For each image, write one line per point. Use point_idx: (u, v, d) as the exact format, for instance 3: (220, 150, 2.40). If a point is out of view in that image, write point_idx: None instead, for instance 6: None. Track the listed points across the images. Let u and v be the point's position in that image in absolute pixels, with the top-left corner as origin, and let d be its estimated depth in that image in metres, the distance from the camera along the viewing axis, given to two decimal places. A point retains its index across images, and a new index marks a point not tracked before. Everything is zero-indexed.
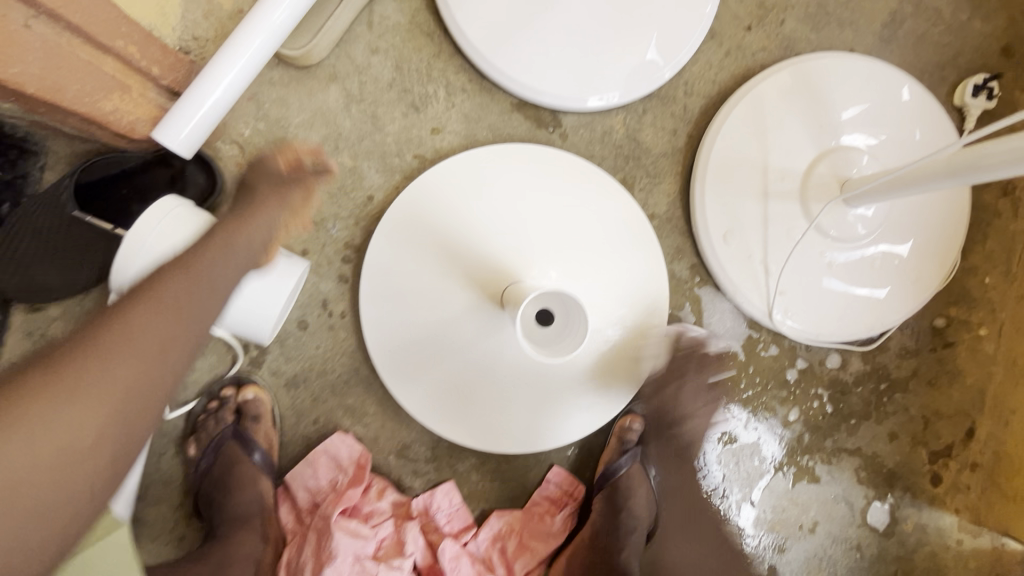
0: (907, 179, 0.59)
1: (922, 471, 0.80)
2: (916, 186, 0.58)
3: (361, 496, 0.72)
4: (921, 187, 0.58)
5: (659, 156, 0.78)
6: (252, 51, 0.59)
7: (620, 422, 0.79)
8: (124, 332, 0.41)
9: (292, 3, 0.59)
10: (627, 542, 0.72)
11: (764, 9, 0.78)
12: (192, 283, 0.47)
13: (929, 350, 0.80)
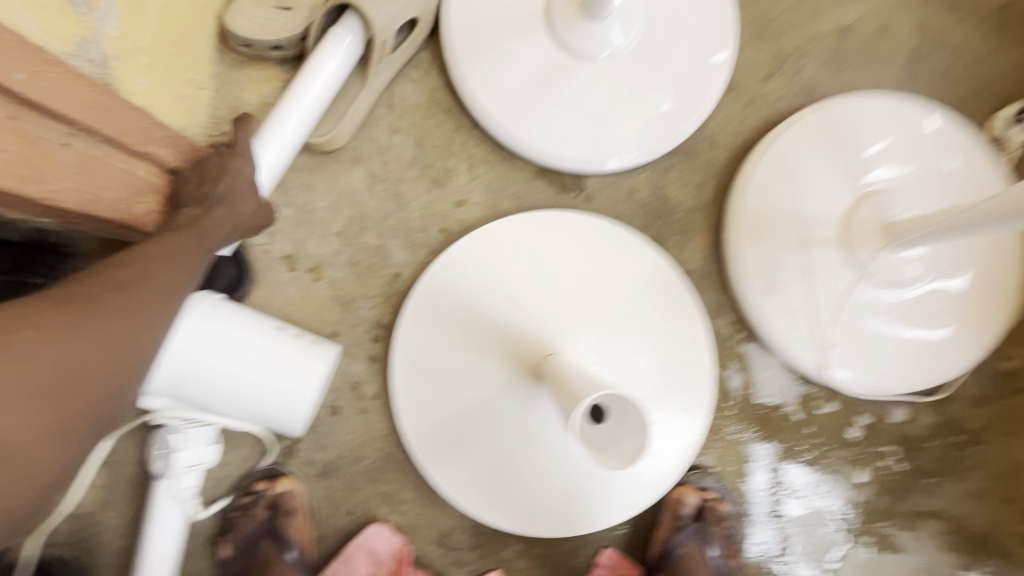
0: (952, 227, 0.55)
1: (1014, 532, 0.72)
2: (967, 234, 0.54)
3: None
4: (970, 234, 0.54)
5: (687, 211, 0.76)
6: (288, 138, 0.63)
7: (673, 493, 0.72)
8: (148, 273, 0.46)
9: (319, 90, 0.64)
10: None
11: (780, 58, 0.78)
12: (195, 242, 0.51)
13: (1003, 396, 0.74)
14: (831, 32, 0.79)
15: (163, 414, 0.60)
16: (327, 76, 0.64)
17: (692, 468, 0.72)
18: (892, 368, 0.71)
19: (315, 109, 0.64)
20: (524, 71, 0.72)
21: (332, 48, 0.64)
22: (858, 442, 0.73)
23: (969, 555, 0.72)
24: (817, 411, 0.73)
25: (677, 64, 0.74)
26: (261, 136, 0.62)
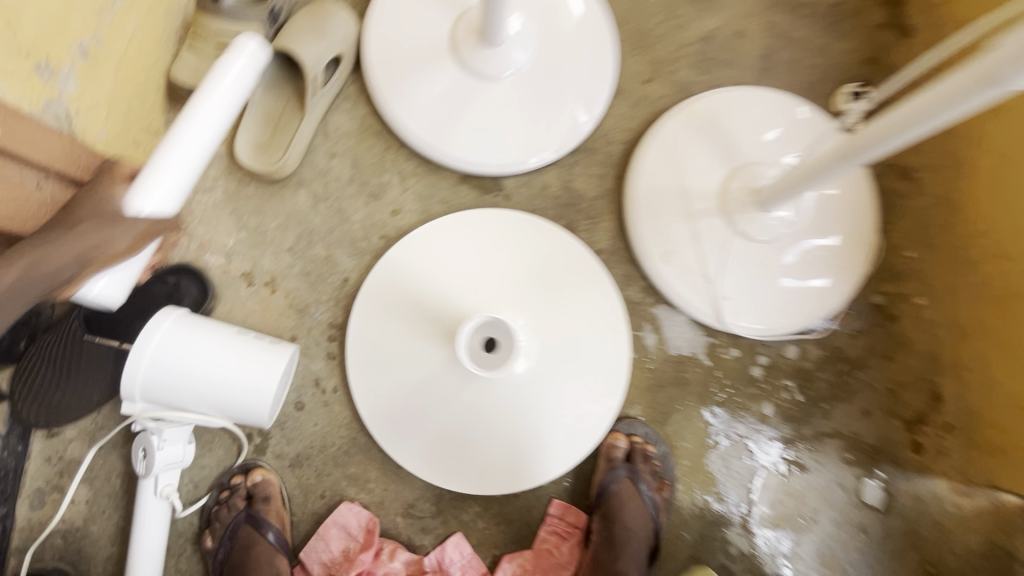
0: (822, 165, 0.64)
1: (902, 441, 0.84)
2: (823, 176, 0.65)
3: (374, 561, 0.75)
4: (840, 168, 0.62)
5: (594, 199, 0.88)
6: (170, 164, 0.56)
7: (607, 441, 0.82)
8: None
9: (225, 96, 0.57)
10: (625, 554, 0.74)
11: (657, 64, 0.92)
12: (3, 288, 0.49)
13: (877, 326, 0.86)
14: (697, 39, 0.93)
15: (141, 417, 0.68)
16: (229, 84, 0.57)
17: (622, 418, 0.83)
18: (779, 311, 0.83)
19: (213, 127, 0.57)
20: (438, 93, 0.84)
21: (238, 57, 0.57)
22: (761, 379, 0.84)
23: (867, 466, 0.84)
24: (723, 357, 0.84)
25: (569, 75, 0.87)
26: (147, 166, 0.55)
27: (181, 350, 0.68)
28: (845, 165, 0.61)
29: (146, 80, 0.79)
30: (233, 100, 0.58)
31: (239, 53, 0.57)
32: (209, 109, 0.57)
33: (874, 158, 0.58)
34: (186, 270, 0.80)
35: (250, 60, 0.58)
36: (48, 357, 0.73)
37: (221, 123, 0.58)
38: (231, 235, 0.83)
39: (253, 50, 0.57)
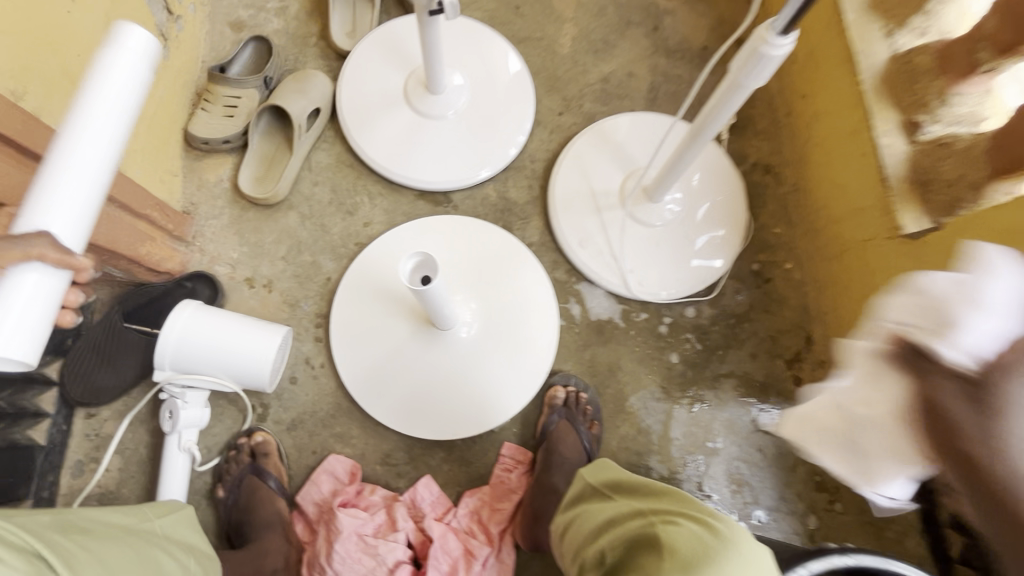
0: (676, 156, 0.91)
1: (785, 376, 1.04)
2: (683, 159, 0.90)
3: (358, 496, 0.92)
4: (687, 156, 0.89)
5: (525, 204, 1.12)
6: (75, 197, 0.54)
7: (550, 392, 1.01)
8: None
9: (130, 74, 0.55)
10: (557, 471, 0.92)
11: (567, 101, 1.19)
12: None
13: (756, 288, 1.08)
14: (598, 80, 1.20)
15: (168, 384, 0.87)
16: (114, 76, 0.54)
17: (560, 373, 1.02)
18: (675, 279, 1.05)
19: (89, 176, 0.54)
20: (396, 131, 1.09)
21: (116, 46, 0.54)
22: (666, 334, 1.05)
23: (759, 399, 1.03)
24: (635, 319, 1.06)
25: (498, 112, 1.12)
26: (37, 198, 0.53)
27: (201, 329, 0.88)
28: (694, 150, 0.87)
29: (169, 134, 1.03)
30: (133, 72, 0.55)
31: (125, 33, 0.54)
32: (94, 135, 0.54)
33: (712, 137, 0.84)
34: (200, 276, 1.00)
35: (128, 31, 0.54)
36: (90, 348, 0.91)
37: (117, 126, 0.55)
38: (236, 249, 1.05)
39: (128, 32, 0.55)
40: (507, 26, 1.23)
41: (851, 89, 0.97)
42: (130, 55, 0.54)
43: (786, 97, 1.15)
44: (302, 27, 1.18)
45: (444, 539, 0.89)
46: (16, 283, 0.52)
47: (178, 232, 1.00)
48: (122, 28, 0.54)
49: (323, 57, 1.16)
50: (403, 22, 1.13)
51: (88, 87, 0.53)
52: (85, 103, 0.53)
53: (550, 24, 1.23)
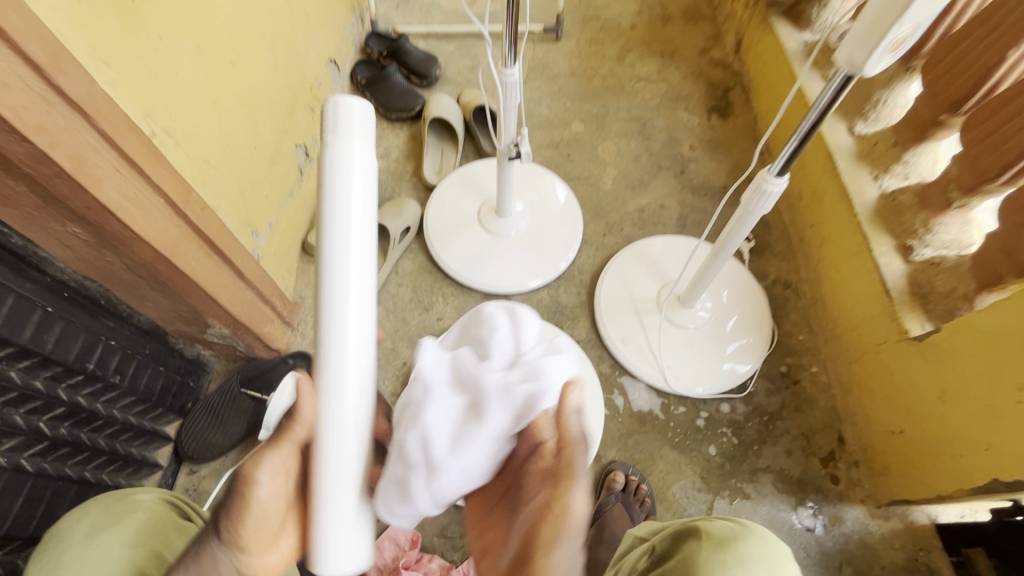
0: (705, 268, 1.10)
1: (821, 474, 1.09)
2: (710, 272, 1.09)
3: (418, 562, 0.99)
4: (713, 269, 1.08)
5: (574, 306, 1.30)
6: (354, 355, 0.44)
7: (609, 476, 1.09)
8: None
9: (351, 172, 0.43)
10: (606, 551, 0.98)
11: (610, 225, 1.43)
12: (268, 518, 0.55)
13: (785, 388, 1.19)
14: (634, 209, 1.46)
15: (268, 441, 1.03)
16: (344, 181, 0.43)
17: (619, 462, 1.11)
18: (708, 376, 1.17)
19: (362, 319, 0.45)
20: (470, 245, 1.33)
21: (336, 136, 0.43)
22: (704, 427, 1.15)
23: (798, 496, 1.08)
24: (674, 412, 1.16)
25: (553, 232, 1.37)
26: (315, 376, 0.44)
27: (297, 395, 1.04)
28: (718, 264, 1.06)
29: (293, 241, 1.30)
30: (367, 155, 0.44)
31: (348, 116, 0.43)
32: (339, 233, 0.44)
33: (731, 254, 1.03)
34: (301, 353, 1.18)
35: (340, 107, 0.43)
36: (207, 409, 1.08)
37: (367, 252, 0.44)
38: None
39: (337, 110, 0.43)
40: (559, 168, 1.53)
41: (850, 220, 1.17)
42: (358, 142, 0.43)
43: (797, 226, 1.36)
44: (400, 166, 1.51)
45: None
46: (322, 472, 0.44)
47: (289, 317, 1.22)
48: (340, 106, 0.43)
49: (414, 189, 1.47)
50: (480, 165, 1.45)
51: (325, 185, 0.43)
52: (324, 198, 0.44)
53: (594, 166, 1.53)
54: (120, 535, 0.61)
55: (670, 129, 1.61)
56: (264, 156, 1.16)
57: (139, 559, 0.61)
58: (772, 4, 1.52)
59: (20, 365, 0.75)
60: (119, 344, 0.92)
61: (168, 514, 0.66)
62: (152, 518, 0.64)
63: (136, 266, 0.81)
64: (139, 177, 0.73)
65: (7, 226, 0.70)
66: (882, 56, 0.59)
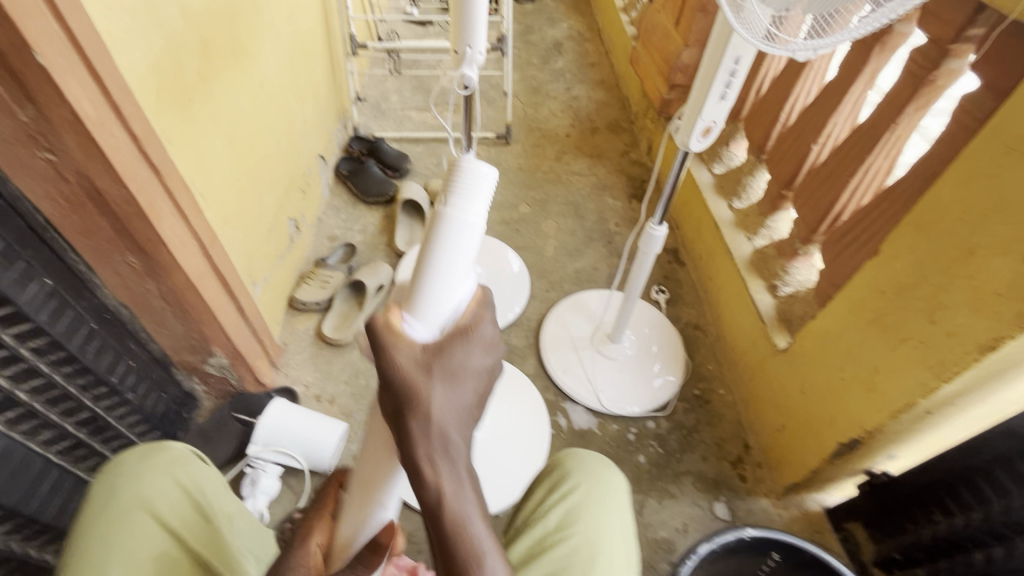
0: (623, 305, 1.38)
1: (733, 475, 1.30)
2: (628, 309, 1.37)
3: None
4: (629, 306, 1.36)
5: (523, 347, 1.54)
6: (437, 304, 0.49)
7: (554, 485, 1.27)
8: None
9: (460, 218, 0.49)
10: None
11: (552, 283, 1.73)
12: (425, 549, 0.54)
13: (699, 406, 1.43)
14: (572, 271, 1.77)
15: (257, 455, 1.19)
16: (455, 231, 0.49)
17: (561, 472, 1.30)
18: (635, 398, 1.41)
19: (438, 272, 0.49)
20: None
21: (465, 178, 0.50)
22: (634, 440, 1.36)
23: (714, 493, 1.27)
24: (608, 428, 1.38)
25: (505, 287, 1.65)
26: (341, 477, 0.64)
27: (283, 414, 1.21)
28: (631, 303, 1.35)
29: (282, 296, 1.52)
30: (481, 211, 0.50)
31: (470, 182, 0.50)
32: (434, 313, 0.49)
33: (640, 293, 1.32)
34: (285, 388, 1.35)
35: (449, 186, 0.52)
36: (200, 436, 1.23)
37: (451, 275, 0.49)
38: (311, 375, 1.44)
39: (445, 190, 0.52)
40: (510, 240, 1.85)
41: (733, 270, 1.50)
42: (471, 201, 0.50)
43: (701, 281, 1.69)
44: (376, 238, 1.80)
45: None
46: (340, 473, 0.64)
47: (276, 358, 1.40)
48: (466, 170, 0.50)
49: (387, 255, 1.75)
50: None
51: (441, 229, 0.49)
52: (438, 252, 0.49)
53: (538, 239, 1.86)
54: (159, 461, 0.76)
55: (599, 211, 1.98)
56: (266, 223, 1.42)
57: (185, 484, 0.76)
58: (669, 118, 2.00)
59: (64, 370, 0.92)
60: (136, 366, 1.09)
61: (192, 457, 0.80)
62: (179, 459, 0.78)
63: (168, 293, 1.02)
64: (186, 222, 0.98)
65: (78, 256, 0.93)
66: (698, 139, 0.94)
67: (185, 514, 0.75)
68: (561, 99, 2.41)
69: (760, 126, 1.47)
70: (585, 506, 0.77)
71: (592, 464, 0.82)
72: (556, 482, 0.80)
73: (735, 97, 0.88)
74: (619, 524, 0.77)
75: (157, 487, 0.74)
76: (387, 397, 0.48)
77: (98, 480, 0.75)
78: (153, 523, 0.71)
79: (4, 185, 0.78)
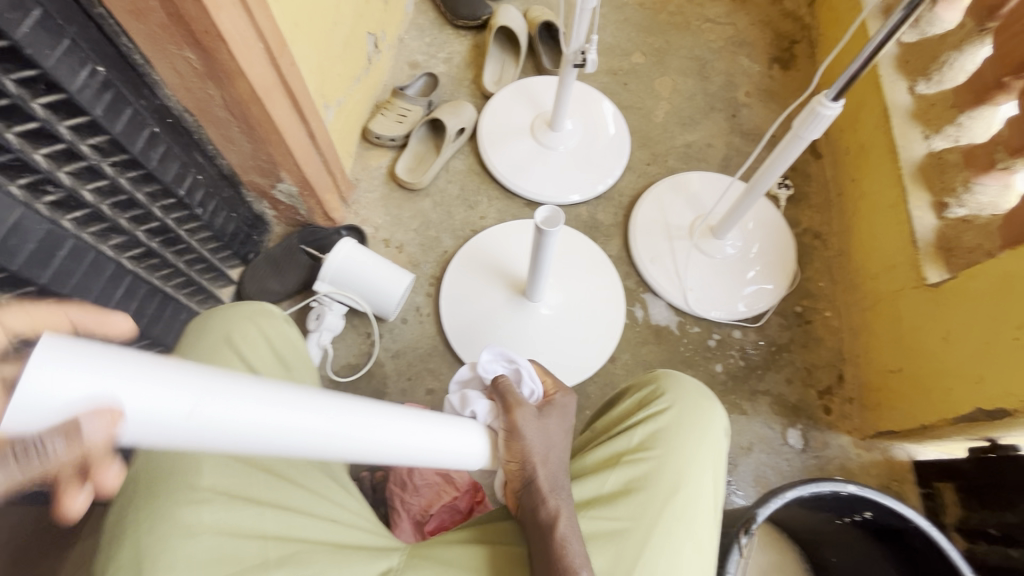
0: (743, 196, 1.14)
1: (816, 405, 1.18)
2: (748, 202, 1.14)
3: None
4: (751, 199, 1.13)
5: (610, 226, 1.37)
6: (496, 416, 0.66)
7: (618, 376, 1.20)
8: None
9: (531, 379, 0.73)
10: None
11: (656, 156, 1.47)
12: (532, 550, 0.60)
13: (797, 325, 1.26)
14: (681, 145, 1.50)
15: (321, 292, 1.16)
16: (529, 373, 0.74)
17: (625, 364, 1.22)
18: (725, 304, 1.25)
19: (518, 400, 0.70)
20: (519, 153, 1.40)
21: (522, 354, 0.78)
22: (714, 347, 1.24)
23: (791, 418, 1.17)
24: (689, 331, 1.26)
25: (601, 153, 1.42)
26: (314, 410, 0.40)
27: (350, 256, 1.14)
28: (752, 198, 1.12)
29: (354, 125, 1.38)
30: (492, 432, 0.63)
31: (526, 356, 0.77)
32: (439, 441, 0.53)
33: (770, 186, 1.08)
34: (352, 226, 1.28)
35: (532, 387, 0.72)
36: (269, 261, 1.21)
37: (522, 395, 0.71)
38: (380, 217, 1.35)
39: (531, 394, 0.72)
40: (614, 95, 1.56)
41: (892, 175, 1.20)
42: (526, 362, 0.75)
43: (838, 182, 1.40)
44: (461, 72, 1.56)
45: (404, 524, 1.00)
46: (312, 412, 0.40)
47: (346, 194, 1.31)
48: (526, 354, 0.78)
49: (472, 95, 1.52)
50: (539, 81, 1.49)
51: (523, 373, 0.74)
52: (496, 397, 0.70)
53: (648, 99, 1.56)
54: (243, 309, 0.73)
55: (729, 73, 1.61)
56: (342, 34, 1.22)
57: (266, 329, 0.72)
58: None
59: (130, 175, 0.86)
60: (204, 181, 1.02)
61: (274, 310, 0.76)
62: (260, 309, 0.74)
63: (232, 102, 0.90)
64: (249, 17, 0.81)
65: (131, 42, 0.79)
66: None
67: (263, 358, 0.70)
68: None
69: None
70: (672, 433, 0.69)
71: (692, 395, 0.73)
72: (645, 399, 0.73)
73: None
74: (710, 462, 0.69)
75: (239, 327, 0.70)
76: (513, 445, 0.63)
77: (195, 317, 0.73)
78: (234, 361, 0.67)
79: None
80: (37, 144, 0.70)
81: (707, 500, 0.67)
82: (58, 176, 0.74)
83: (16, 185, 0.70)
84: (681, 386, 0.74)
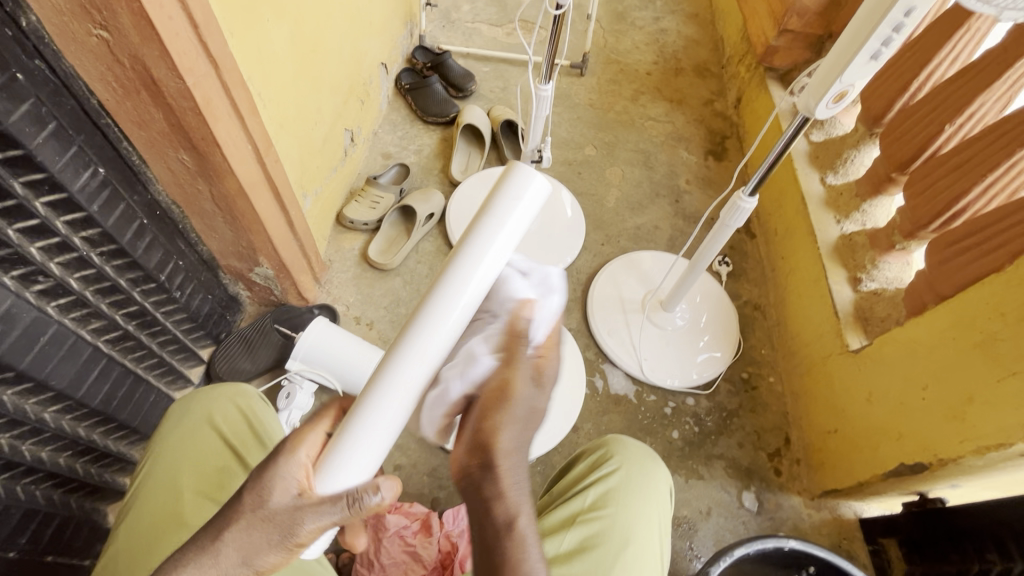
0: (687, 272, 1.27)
1: (767, 467, 1.26)
2: (691, 279, 1.27)
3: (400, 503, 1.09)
4: (693, 276, 1.26)
5: (569, 301, 1.48)
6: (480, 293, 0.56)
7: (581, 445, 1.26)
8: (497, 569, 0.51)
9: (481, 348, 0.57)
10: None
11: (609, 237, 1.62)
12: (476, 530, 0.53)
13: (744, 391, 1.36)
14: (631, 228, 1.65)
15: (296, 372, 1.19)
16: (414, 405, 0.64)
17: (587, 433, 1.28)
18: (677, 373, 1.34)
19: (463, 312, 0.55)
20: None
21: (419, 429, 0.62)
22: (670, 414, 1.32)
23: (745, 482, 1.23)
24: (646, 399, 1.33)
25: (559, 235, 1.55)
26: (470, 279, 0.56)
27: (321, 334, 1.19)
28: (694, 274, 1.25)
29: (330, 212, 1.47)
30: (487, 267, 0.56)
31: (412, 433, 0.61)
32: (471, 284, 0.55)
33: (708, 264, 1.22)
34: (325, 307, 1.33)
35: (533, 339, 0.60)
36: (241, 339, 1.24)
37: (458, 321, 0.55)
38: (351, 296, 1.42)
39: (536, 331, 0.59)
40: (571, 183, 1.74)
41: (813, 254, 1.36)
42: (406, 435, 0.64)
43: (770, 259, 1.56)
44: (431, 162, 1.71)
45: None
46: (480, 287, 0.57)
47: (319, 275, 1.38)
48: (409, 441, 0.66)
49: (440, 183, 1.66)
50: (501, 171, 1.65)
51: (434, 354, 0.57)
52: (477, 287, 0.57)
53: (600, 186, 1.74)
54: (221, 389, 0.80)
55: (671, 164, 1.82)
56: (322, 132, 1.34)
57: (241, 409, 0.79)
58: (769, 69, 1.75)
59: (115, 263, 0.91)
60: (184, 266, 1.08)
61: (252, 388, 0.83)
62: (239, 389, 0.81)
63: (220, 196, 0.98)
64: (241, 124, 0.91)
65: (131, 146, 0.89)
66: (827, 106, 0.81)
67: (241, 434, 0.77)
68: (647, 30, 2.17)
69: (881, 93, 1.23)
70: (621, 493, 0.74)
71: (638, 457, 0.79)
72: (596, 462, 0.79)
73: (887, 59, 0.74)
74: (657, 521, 0.74)
75: (219, 407, 0.78)
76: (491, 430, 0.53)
77: (179, 398, 0.80)
78: (213, 441, 0.75)
79: (56, 60, 0.73)
80: (35, 239, 0.76)
81: (655, 558, 0.72)
82: (49, 267, 0.78)
83: (8, 276, 0.73)
84: (629, 449, 0.80)
